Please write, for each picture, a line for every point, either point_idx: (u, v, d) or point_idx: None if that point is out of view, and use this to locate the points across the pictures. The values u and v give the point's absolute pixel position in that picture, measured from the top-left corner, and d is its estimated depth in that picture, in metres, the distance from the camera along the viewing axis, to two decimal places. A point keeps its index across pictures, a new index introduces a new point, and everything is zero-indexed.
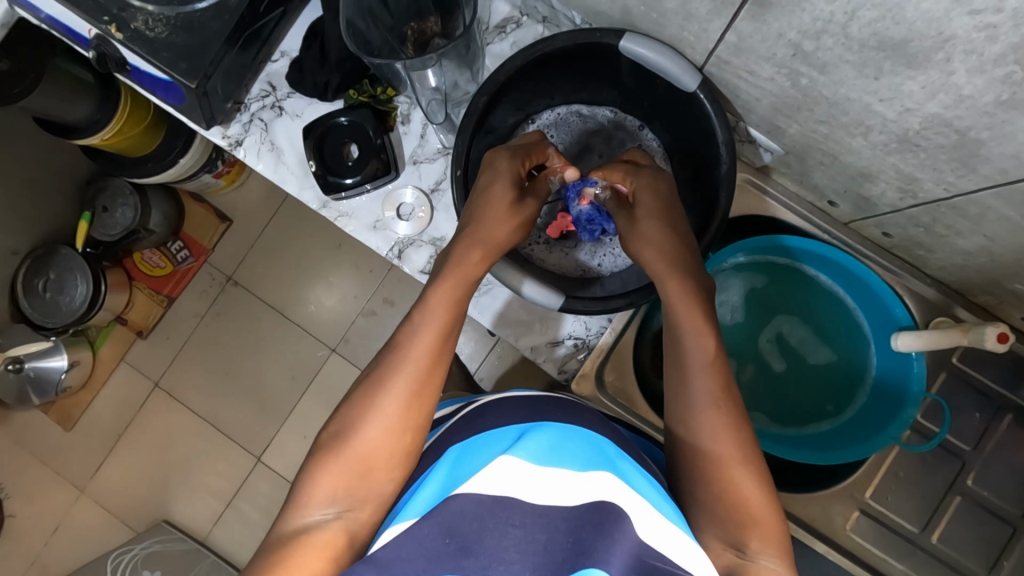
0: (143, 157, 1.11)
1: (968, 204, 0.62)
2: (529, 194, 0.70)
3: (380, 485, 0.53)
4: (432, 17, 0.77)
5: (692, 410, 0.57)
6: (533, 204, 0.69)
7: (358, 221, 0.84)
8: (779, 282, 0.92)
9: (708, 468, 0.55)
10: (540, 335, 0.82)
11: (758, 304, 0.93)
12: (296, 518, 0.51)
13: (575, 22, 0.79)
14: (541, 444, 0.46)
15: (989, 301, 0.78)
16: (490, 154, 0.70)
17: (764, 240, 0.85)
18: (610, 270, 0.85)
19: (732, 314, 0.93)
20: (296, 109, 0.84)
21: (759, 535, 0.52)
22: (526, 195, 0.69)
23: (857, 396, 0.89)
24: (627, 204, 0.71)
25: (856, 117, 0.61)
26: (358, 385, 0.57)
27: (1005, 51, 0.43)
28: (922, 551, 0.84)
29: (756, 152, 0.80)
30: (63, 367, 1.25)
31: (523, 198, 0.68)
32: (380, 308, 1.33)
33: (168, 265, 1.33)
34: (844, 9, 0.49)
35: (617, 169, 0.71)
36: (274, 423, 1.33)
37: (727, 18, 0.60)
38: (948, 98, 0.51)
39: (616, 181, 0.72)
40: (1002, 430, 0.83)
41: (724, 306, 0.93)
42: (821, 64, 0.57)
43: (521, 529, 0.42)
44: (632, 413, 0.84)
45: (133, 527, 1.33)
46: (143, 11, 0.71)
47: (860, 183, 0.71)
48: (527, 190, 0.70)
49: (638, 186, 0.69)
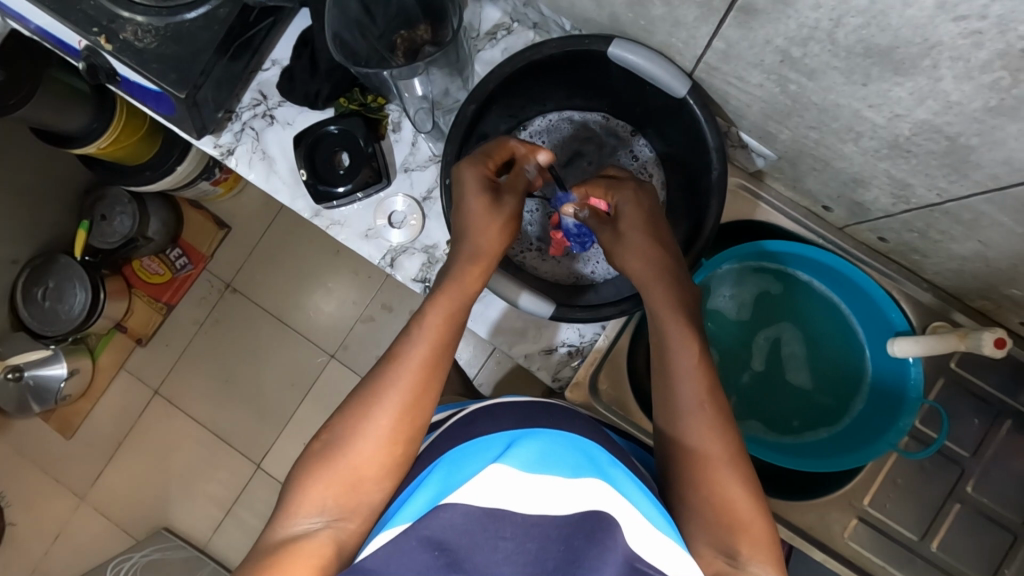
0: (140, 166, 1.11)
1: (960, 210, 0.61)
2: (507, 192, 0.68)
3: (370, 495, 0.52)
4: (422, 26, 0.77)
5: (684, 419, 0.56)
6: (512, 201, 0.67)
7: (350, 229, 0.84)
8: (790, 290, 0.91)
9: (697, 471, 0.54)
10: (534, 343, 0.82)
11: (768, 307, 0.92)
12: (283, 528, 0.50)
13: (565, 28, 0.79)
14: (532, 452, 0.45)
15: (985, 306, 0.77)
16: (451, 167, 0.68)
17: (747, 248, 0.84)
18: (603, 277, 0.85)
19: (739, 312, 0.92)
20: (287, 118, 0.83)
21: (748, 540, 0.51)
22: (503, 194, 0.67)
23: (851, 406, 0.88)
24: (608, 220, 0.69)
25: (846, 123, 0.60)
26: (351, 395, 0.56)
27: (992, 57, 0.43)
28: (921, 559, 0.83)
29: (749, 158, 0.80)
30: (63, 375, 1.24)
31: (500, 197, 0.67)
32: (378, 314, 1.33)
33: (167, 273, 1.33)
34: (829, 16, 0.48)
35: (599, 183, 0.70)
36: (274, 430, 1.33)
37: (713, 24, 0.59)
38: (936, 104, 0.50)
39: (597, 197, 0.70)
40: (1001, 436, 0.82)
41: (731, 303, 0.92)
42: (809, 70, 0.56)
43: (511, 540, 0.41)
44: (627, 421, 0.83)
45: (134, 535, 1.33)
46: (132, 22, 0.71)
47: (853, 188, 0.71)
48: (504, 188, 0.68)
49: (621, 200, 0.68)
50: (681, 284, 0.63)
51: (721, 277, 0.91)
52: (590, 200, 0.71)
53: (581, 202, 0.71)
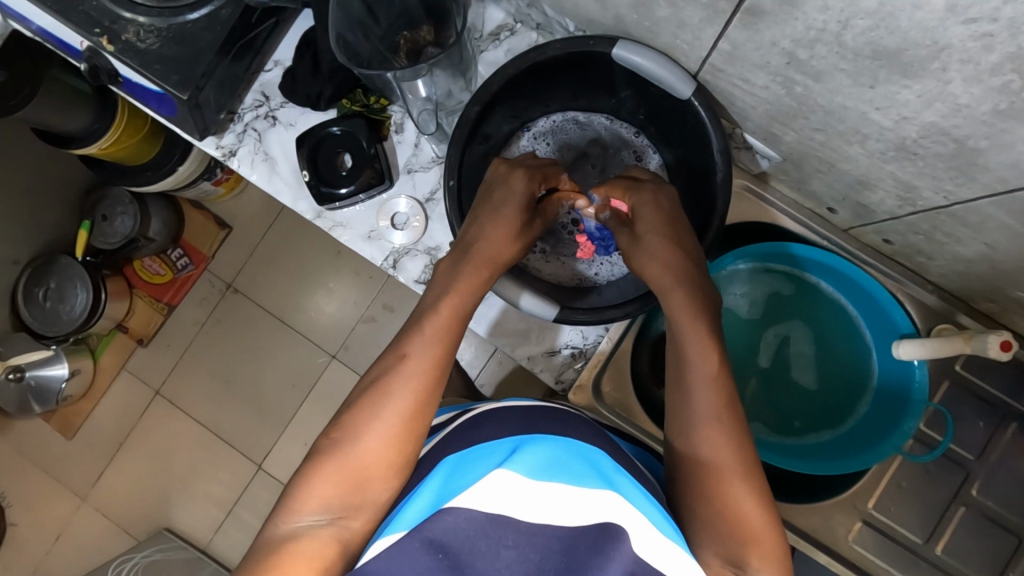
0: (141, 166, 1.10)
1: (967, 212, 0.61)
2: (539, 216, 0.73)
3: (375, 494, 0.52)
4: (424, 27, 0.77)
5: (695, 424, 0.56)
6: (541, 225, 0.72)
7: (352, 231, 0.84)
8: (801, 290, 0.90)
9: (709, 483, 0.54)
10: (537, 345, 0.82)
11: (778, 306, 0.91)
12: (286, 524, 0.50)
13: (568, 29, 0.78)
14: (536, 460, 0.45)
15: (991, 308, 0.77)
16: (503, 168, 0.72)
17: (770, 248, 0.84)
18: (607, 278, 0.85)
19: (750, 309, 0.91)
20: (290, 119, 0.83)
21: (758, 550, 0.51)
22: (534, 217, 0.72)
23: (858, 408, 0.88)
24: (628, 222, 0.71)
25: (852, 125, 0.60)
26: (358, 392, 0.56)
27: (1002, 60, 0.42)
28: (926, 562, 0.82)
29: (753, 160, 0.80)
30: (63, 376, 1.24)
31: (531, 219, 0.71)
32: (379, 315, 1.33)
33: (168, 273, 1.32)
34: (837, 18, 0.48)
35: (618, 184, 0.71)
36: (275, 430, 1.33)
37: (719, 26, 0.59)
38: (945, 107, 0.50)
39: (616, 198, 0.72)
40: (1006, 439, 0.82)
41: (743, 301, 0.91)
42: (815, 72, 0.56)
43: (514, 549, 0.41)
44: (631, 423, 0.83)
45: (134, 535, 1.33)
46: (135, 23, 0.71)
47: (858, 190, 0.70)
48: (537, 212, 0.73)
49: (639, 202, 0.68)
50: (686, 286, 0.63)
51: (735, 274, 0.91)
52: (611, 202, 0.73)
53: (604, 204, 0.74)
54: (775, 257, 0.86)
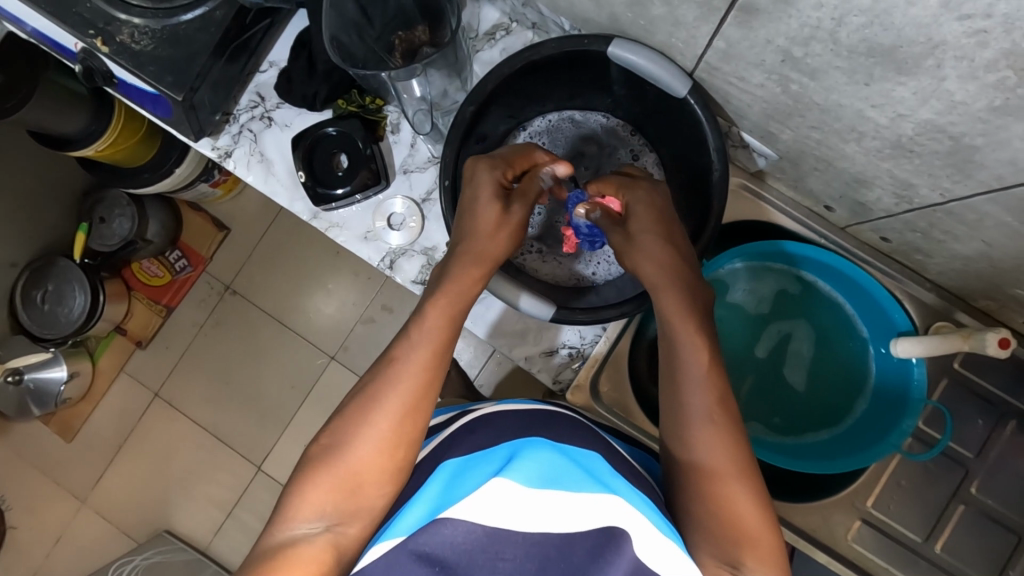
0: (138, 167, 1.10)
1: (964, 210, 0.60)
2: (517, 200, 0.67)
3: (371, 499, 0.52)
4: (420, 27, 0.77)
5: (691, 425, 0.56)
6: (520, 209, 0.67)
7: (349, 231, 0.83)
8: (803, 289, 0.89)
9: (704, 485, 0.53)
10: (534, 345, 0.82)
11: (780, 305, 0.91)
12: (282, 531, 0.50)
13: (563, 28, 0.78)
14: (534, 469, 0.45)
15: (990, 306, 0.76)
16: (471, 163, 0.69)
17: (766, 247, 0.84)
18: (604, 278, 0.84)
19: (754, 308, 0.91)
20: (285, 120, 0.83)
21: (755, 554, 0.50)
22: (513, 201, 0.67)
23: (856, 407, 0.87)
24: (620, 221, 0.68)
25: (849, 123, 0.60)
26: (349, 398, 0.56)
27: (996, 57, 0.42)
28: (925, 561, 0.82)
29: (750, 158, 0.79)
30: (62, 378, 1.24)
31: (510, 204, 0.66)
32: (378, 316, 1.33)
33: (167, 274, 1.32)
34: (831, 15, 0.48)
35: (613, 181, 0.70)
36: (274, 431, 1.32)
37: (714, 23, 0.59)
38: (940, 104, 0.50)
39: (608, 195, 0.70)
40: (1005, 437, 0.82)
41: (745, 299, 0.91)
42: (811, 70, 0.56)
43: (512, 561, 0.41)
44: (629, 423, 0.83)
45: (134, 537, 1.33)
46: (128, 24, 0.71)
47: (856, 189, 0.70)
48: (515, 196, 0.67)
49: (634, 200, 0.67)
50: (686, 285, 0.62)
51: (737, 272, 0.90)
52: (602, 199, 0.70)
53: (593, 202, 0.71)
54: (775, 256, 0.86)
